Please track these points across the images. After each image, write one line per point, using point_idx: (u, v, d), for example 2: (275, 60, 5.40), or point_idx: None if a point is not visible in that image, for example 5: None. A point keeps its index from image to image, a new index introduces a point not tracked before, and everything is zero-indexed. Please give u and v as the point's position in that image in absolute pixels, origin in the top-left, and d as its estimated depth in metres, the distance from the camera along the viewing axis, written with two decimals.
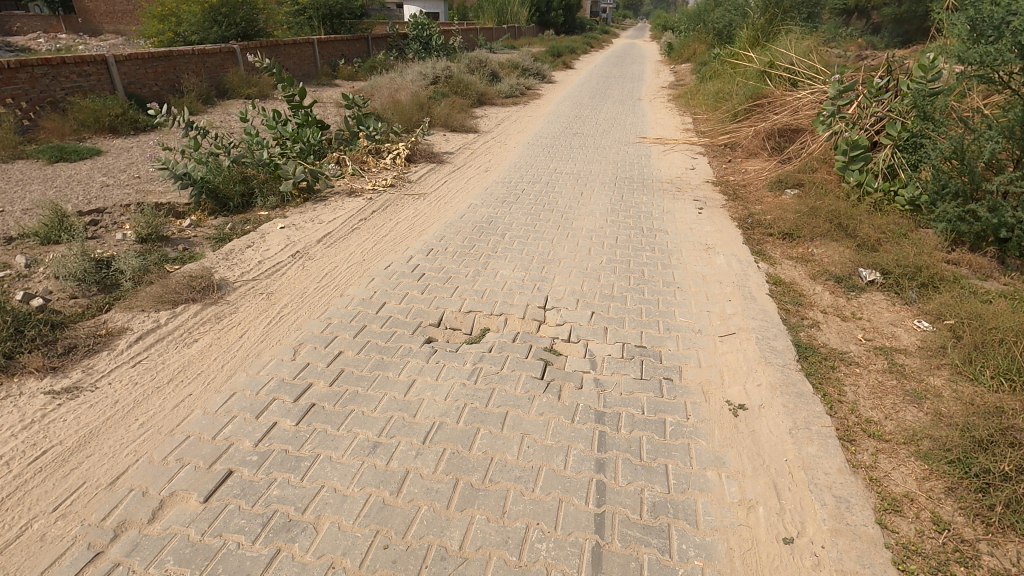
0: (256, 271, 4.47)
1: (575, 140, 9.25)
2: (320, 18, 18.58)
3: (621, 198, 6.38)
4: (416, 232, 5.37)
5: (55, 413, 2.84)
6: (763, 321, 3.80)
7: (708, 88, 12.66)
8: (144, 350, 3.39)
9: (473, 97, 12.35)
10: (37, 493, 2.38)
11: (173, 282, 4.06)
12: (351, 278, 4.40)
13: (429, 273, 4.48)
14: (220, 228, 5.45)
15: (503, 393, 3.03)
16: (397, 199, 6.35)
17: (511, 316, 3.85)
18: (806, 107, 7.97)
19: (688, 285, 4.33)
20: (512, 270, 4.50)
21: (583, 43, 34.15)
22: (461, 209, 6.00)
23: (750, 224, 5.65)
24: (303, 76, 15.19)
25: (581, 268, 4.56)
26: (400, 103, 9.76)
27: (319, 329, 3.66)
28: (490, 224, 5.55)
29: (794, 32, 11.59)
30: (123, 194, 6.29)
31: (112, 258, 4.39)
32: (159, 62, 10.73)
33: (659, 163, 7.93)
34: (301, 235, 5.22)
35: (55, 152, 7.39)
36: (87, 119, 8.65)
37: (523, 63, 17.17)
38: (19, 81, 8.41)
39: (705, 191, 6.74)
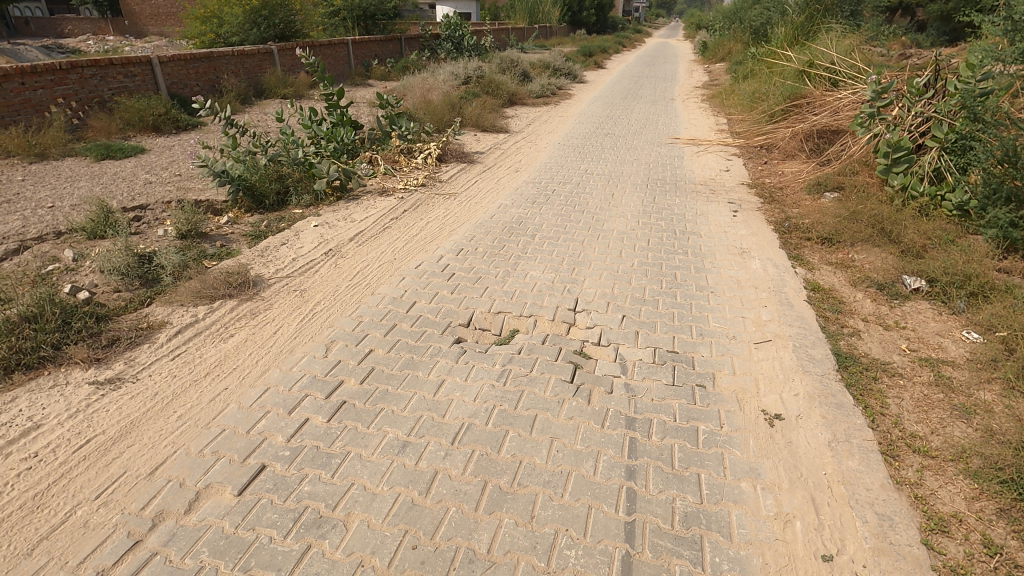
0: (290, 268, 4.55)
1: (606, 140, 9.17)
2: (354, 19, 18.89)
3: (653, 200, 6.28)
4: (446, 232, 5.39)
5: (99, 403, 2.94)
6: (800, 328, 3.68)
7: (743, 89, 12.41)
8: (182, 344, 3.49)
9: (504, 97, 12.36)
10: (81, 481, 2.46)
11: (211, 277, 4.16)
12: (382, 277, 4.43)
13: (460, 273, 4.48)
14: (256, 225, 5.57)
15: (532, 395, 3.01)
16: (428, 198, 6.39)
17: (541, 318, 3.83)
18: (847, 108, 7.73)
19: (722, 289, 4.23)
20: (542, 272, 4.48)
21: (613, 42, 33.85)
22: (492, 209, 6.00)
23: (787, 227, 5.50)
24: (337, 76, 15.46)
25: (612, 270, 4.51)
26: (432, 103, 9.84)
27: (351, 327, 3.70)
28: (520, 225, 5.53)
29: (835, 30, 11.27)
30: (165, 191, 6.49)
31: (154, 254, 4.53)
32: (201, 63, 11.05)
33: (692, 164, 7.80)
34: (334, 233, 5.29)
35: (102, 150, 7.69)
36: (132, 118, 8.95)
37: (554, 63, 17.11)
38: (70, 81, 8.75)
39: (740, 193, 6.59)
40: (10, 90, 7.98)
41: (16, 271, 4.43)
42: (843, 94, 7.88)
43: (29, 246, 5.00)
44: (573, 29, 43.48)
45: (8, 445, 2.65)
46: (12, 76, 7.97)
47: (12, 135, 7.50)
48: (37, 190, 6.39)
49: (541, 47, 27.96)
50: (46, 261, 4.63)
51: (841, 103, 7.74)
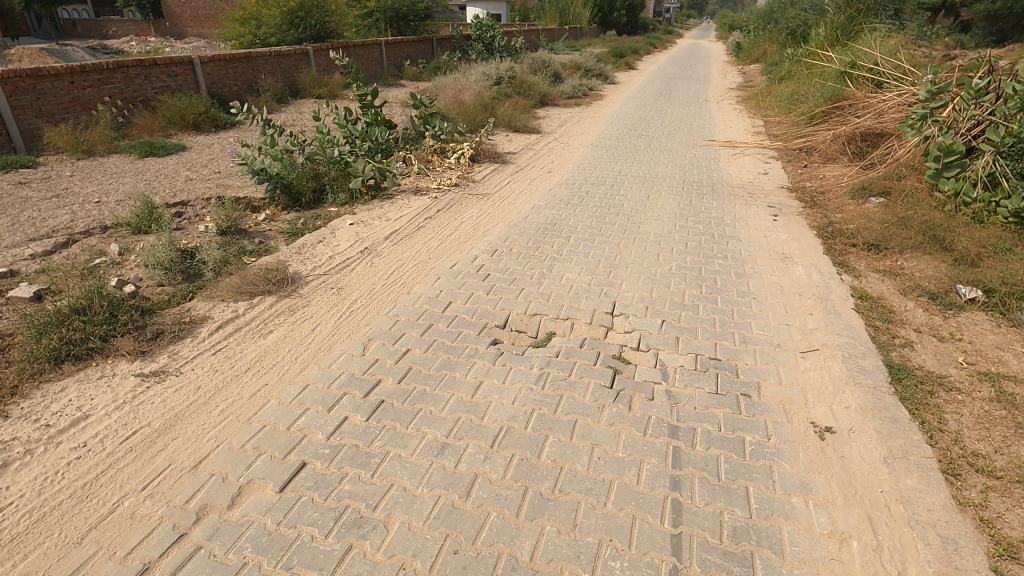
0: (327, 266, 4.58)
1: (640, 142, 9.05)
2: (386, 20, 19.08)
3: (690, 204, 6.15)
4: (481, 232, 5.37)
5: (145, 396, 2.99)
6: (849, 338, 3.54)
7: (781, 90, 12.10)
8: (223, 339, 3.53)
9: (536, 97, 12.32)
10: (128, 472, 2.50)
11: (251, 274, 4.21)
12: (417, 276, 4.43)
13: (495, 273, 4.46)
14: (293, 223, 5.64)
15: (572, 400, 2.96)
16: (462, 198, 6.38)
17: (578, 321, 3.77)
18: (893, 110, 7.46)
19: (765, 295, 4.11)
20: (578, 274, 4.42)
21: (644, 43, 33.44)
22: (525, 210, 5.96)
23: (830, 233, 5.33)
24: (370, 76, 15.64)
25: (650, 274, 4.43)
26: (465, 103, 9.86)
27: (387, 326, 3.70)
28: (554, 226, 5.48)
29: (879, 29, 10.90)
30: (205, 188, 6.62)
31: (196, 250, 4.62)
32: (240, 63, 11.30)
33: (729, 167, 7.63)
34: (369, 232, 5.32)
35: (145, 148, 7.90)
36: (174, 116, 9.17)
37: (586, 64, 16.98)
38: (117, 81, 9.01)
39: (780, 196, 6.41)
40: (60, 88, 8.25)
41: (66, 265, 4.56)
42: (889, 95, 7.61)
43: (78, 240, 5.16)
44: (603, 30, 43.27)
45: (58, 434, 2.71)
46: (63, 75, 8.24)
47: (62, 132, 7.75)
48: (85, 186, 6.60)
49: (571, 48, 27.86)
50: (93, 255, 4.77)
51: (886, 104, 7.47)
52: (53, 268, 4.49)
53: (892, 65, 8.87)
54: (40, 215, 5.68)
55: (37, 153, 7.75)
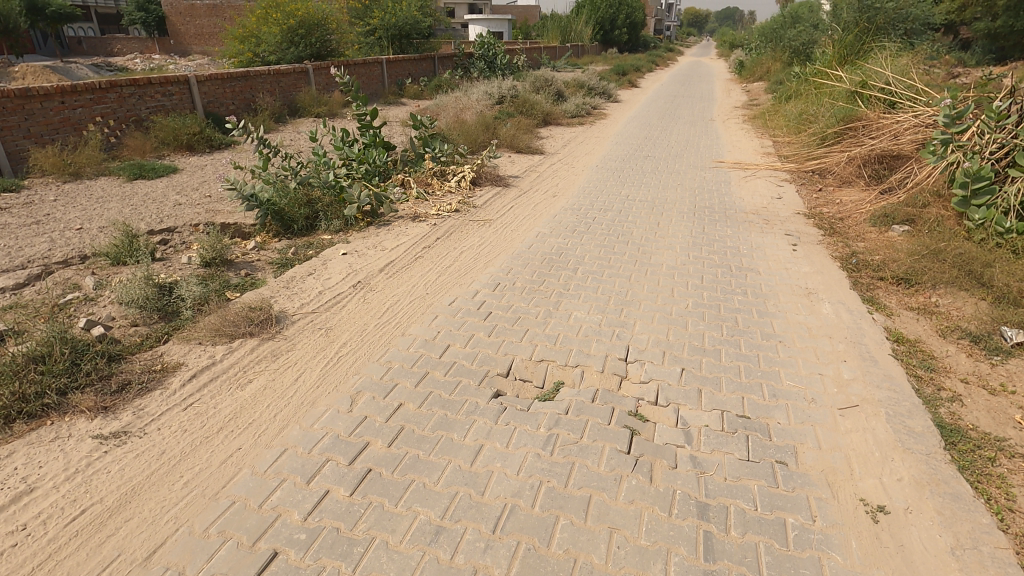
0: (315, 302, 4.25)
1: (647, 164, 8.76)
2: (389, 38, 18.97)
3: (704, 231, 5.84)
4: (482, 263, 5.05)
5: (100, 463, 2.65)
6: (891, 391, 3.18)
7: (788, 109, 11.84)
8: (196, 391, 3.19)
9: (539, 117, 12.08)
10: (69, 566, 2.14)
11: (232, 313, 3.89)
12: (413, 315, 4.10)
13: (497, 312, 4.12)
14: (283, 253, 5.34)
15: (585, 470, 2.60)
16: (462, 224, 6.07)
17: (589, 369, 3.43)
18: (909, 131, 7.17)
19: (791, 338, 3.76)
20: (588, 312, 4.08)
21: (646, 61, 33.39)
22: (529, 238, 5.64)
23: (855, 264, 5.00)
24: (371, 94, 15.48)
25: (665, 313, 4.09)
26: (466, 124, 9.62)
27: (378, 375, 3.35)
28: (560, 256, 5.16)
29: (888, 48, 10.66)
30: (194, 214, 6.35)
31: (175, 284, 4.30)
32: (237, 82, 11.12)
33: (741, 191, 7.33)
34: (363, 263, 4.99)
35: (135, 170, 7.62)
36: (167, 137, 8.92)
37: (589, 83, 16.81)
38: (109, 100, 8.79)
39: (797, 223, 6.09)
40: (50, 108, 8.02)
41: (35, 301, 4.24)
42: (905, 117, 7.33)
43: (52, 271, 4.84)
44: (605, 48, 43.49)
45: None
46: (53, 95, 8.01)
47: (48, 154, 7.49)
48: (68, 211, 6.31)
49: (573, 66, 27.84)
50: (67, 290, 4.45)
51: (901, 126, 7.19)
52: (21, 304, 4.17)
53: (904, 84, 8.68)
54: (16, 242, 5.38)
55: (23, 176, 7.48)
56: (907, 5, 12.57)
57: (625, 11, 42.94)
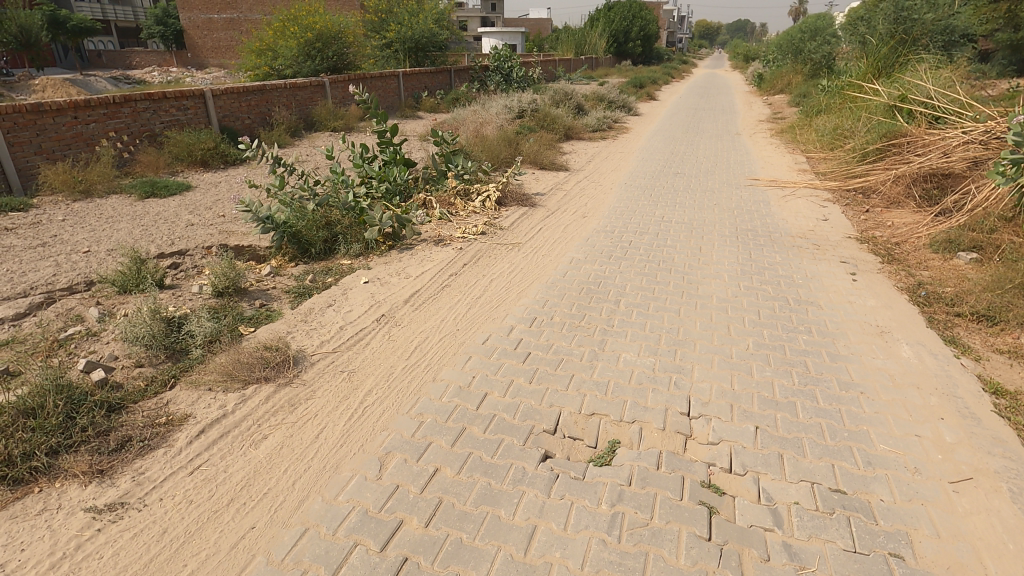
0: (336, 339, 3.87)
1: (678, 181, 8.36)
2: (405, 51, 18.82)
3: (751, 257, 5.41)
4: (515, 293, 4.66)
5: (93, 545, 2.27)
6: (1006, 460, 2.73)
7: (821, 123, 11.38)
8: (205, 450, 2.81)
9: (560, 131, 11.74)
10: None
11: (246, 353, 3.52)
12: (444, 355, 3.71)
13: (537, 353, 3.72)
14: (301, 280, 5.00)
15: (662, 564, 2.18)
16: (490, 248, 5.70)
17: (648, 426, 3.01)
18: (961, 148, 6.65)
19: (874, 389, 3.32)
20: (638, 354, 3.67)
21: (662, 74, 33.12)
22: (563, 264, 5.25)
23: (925, 297, 4.54)
24: (387, 108, 15.27)
25: (725, 356, 3.67)
26: (488, 139, 9.30)
27: (410, 432, 2.96)
28: (598, 286, 4.76)
29: (928, 60, 10.20)
30: (207, 236, 6.07)
31: (184, 319, 3.95)
32: (253, 96, 10.93)
33: (783, 212, 6.90)
34: (387, 293, 4.62)
35: (147, 188, 7.36)
36: (181, 152, 8.67)
37: (608, 96, 16.48)
38: (123, 115, 8.57)
39: (850, 249, 5.65)
40: (63, 123, 7.81)
41: (34, 334, 3.92)
42: (955, 132, 6.82)
43: (55, 299, 4.53)
44: (618, 60, 43.38)
45: None
46: (66, 110, 7.81)
47: (59, 171, 7.25)
48: (76, 232, 6.02)
49: (589, 78, 27.60)
50: (69, 322, 4.12)
51: (951, 142, 6.63)
52: (18, 338, 3.84)
53: (949, 98, 8.23)
54: (19, 266, 5.08)
55: (33, 193, 7.24)
56: (945, 17, 12.11)
57: (639, 24, 42.77)
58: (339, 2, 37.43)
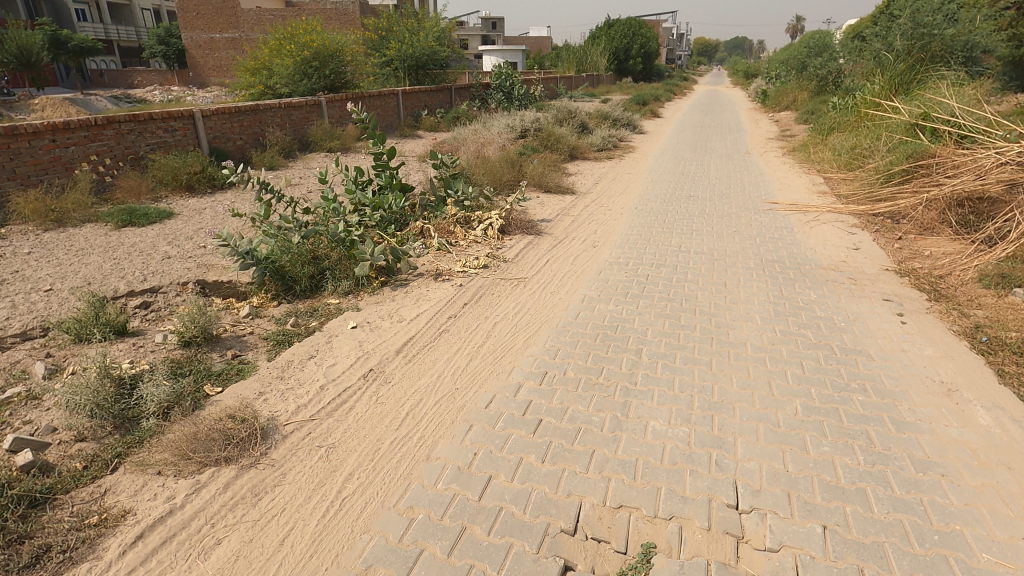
0: (315, 403, 3.32)
1: (692, 205, 7.86)
2: (405, 69, 18.51)
3: (782, 294, 4.88)
4: (522, 341, 4.12)
5: None
6: None
7: (837, 142, 10.92)
8: (141, 566, 2.25)
9: (565, 151, 11.29)
10: None
11: (206, 426, 2.97)
12: (441, 424, 3.16)
13: (549, 420, 3.17)
14: (281, 324, 4.48)
15: None
16: (493, 284, 5.17)
17: (690, 525, 2.45)
18: (996, 169, 6.06)
19: (958, 470, 2.76)
20: (669, 423, 3.12)
21: (664, 91, 32.86)
22: (575, 304, 4.72)
23: (988, 343, 3.98)
24: (386, 127, 14.87)
25: (772, 424, 3.11)
26: (490, 161, 8.83)
27: (397, 536, 2.40)
28: (615, 331, 4.21)
29: (950, 77, 9.74)
30: (184, 270, 5.57)
31: (140, 378, 3.41)
32: (246, 116, 10.52)
33: (809, 240, 6.38)
34: (377, 340, 4.09)
35: (125, 216, 6.88)
36: (165, 176, 8.21)
37: (612, 114, 16.09)
38: (106, 137, 8.14)
39: (891, 284, 5.11)
40: (40, 147, 7.38)
41: None
42: (987, 152, 6.24)
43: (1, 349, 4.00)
44: (619, 77, 43.27)
45: None
46: (43, 133, 7.37)
47: (31, 198, 6.78)
48: (40, 266, 5.52)
49: (590, 96, 27.32)
50: (10, 379, 3.59)
51: (986, 163, 6.11)
52: None
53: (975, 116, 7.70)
54: None
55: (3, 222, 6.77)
56: (964, 32, 11.68)
57: (638, 41, 42.75)
58: (340, 20, 37.50)
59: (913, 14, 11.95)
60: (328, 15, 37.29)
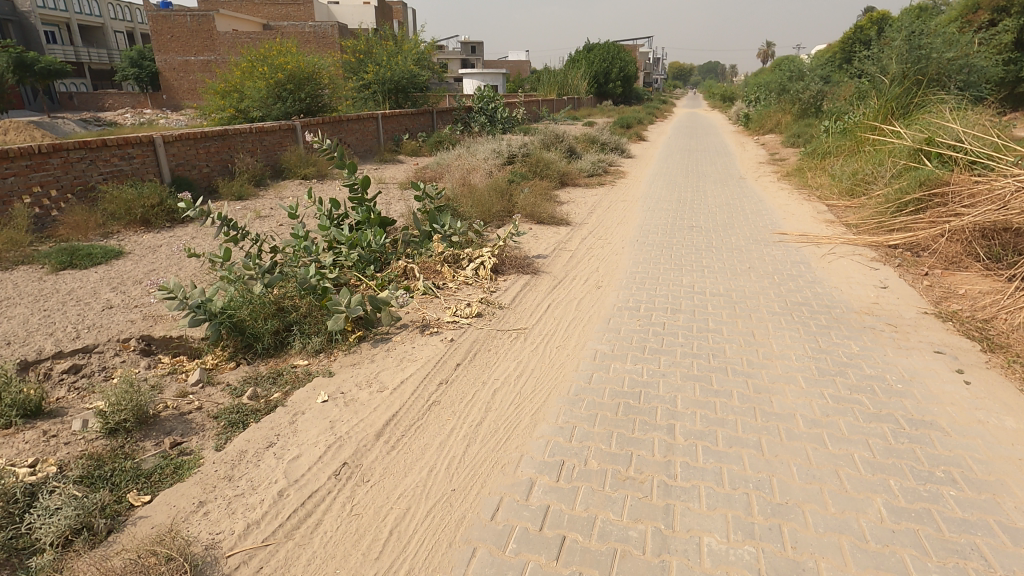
0: (269, 520, 2.56)
1: (697, 238, 7.31)
2: (384, 92, 17.95)
3: (820, 346, 4.27)
4: (529, 416, 3.41)
5: None
6: None
7: (836, 168, 10.57)
8: None
9: (555, 177, 10.74)
10: None
11: (117, 569, 2.20)
12: (435, 548, 2.43)
13: (576, 539, 2.46)
14: (237, 396, 3.72)
15: None
16: (489, 338, 4.48)
17: None
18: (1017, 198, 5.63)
19: None
20: (730, 540, 2.43)
21: (645, 113, 32.85)
22: (587, 364, 4.05)
23: None
24: (365, 152, 14.21)
25: (857, 538, 2.45)
26: (478, 190, 8.22)
27: None
28: (639, 401, 3.53)
29: (949, 101, 9.47)
30: (127, 324, 4.79)
31: (40, 490, 2.63)
32: (213, 142, 9.79)
33: (831, 277, 5.83)
34: (353, 419, 3.34)
35: (66, 256, 6.07)
36: (118, 210, 7.41)
37: (600, 138, 15.69)
38: (52, 166, 7.34)
39: (936, 331, 4.55)
40: None
41: None
42: (1005, 179, 5.83)
43: None
44: (599, 100, 43.42)
45: None
46: None
47: None
48: None
49: (572, 119, 27.06)
50: None
51: (1004, 191, 5.69)
52: None
53: (983, 141, 7.35)
54: None
55: None
56: (957, 56, 11.52)
57: (617, 64, 43.05)
58: (318, 43, 37.08)
59: (907, 38, 11.78)
60: (305, 38, 36.85)
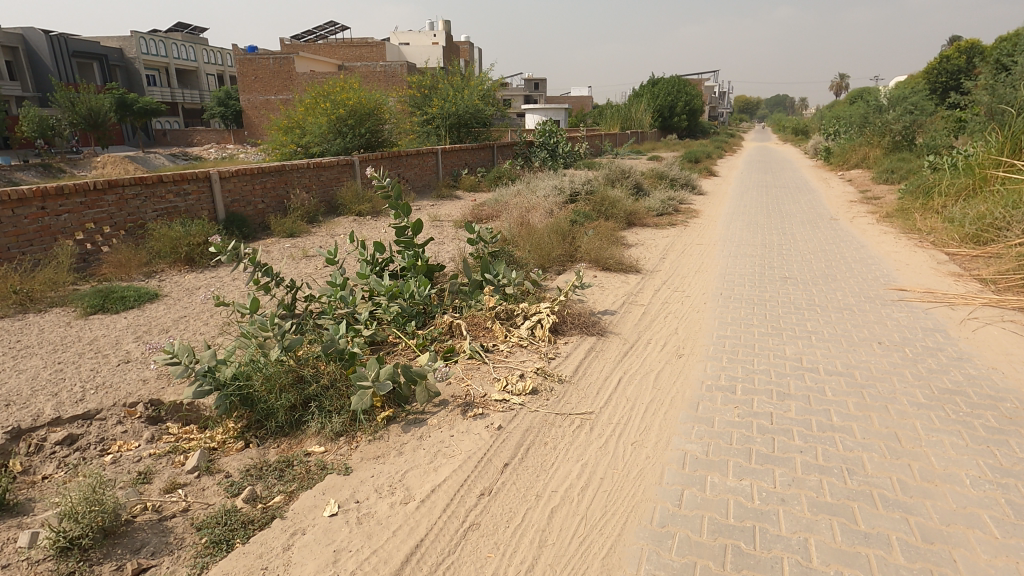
0: None
1: (794, 293, 6.18)
2: (446, 127, 17.78)
3: (1003, 466, 3.09)
4: (599, 561, 2.49)
5: None
6: None
7: (953, 209, 9.10)
8: None
9: (622, 217, 9.84)
10: None
11: None
12: None
13: None
14: (232, 497, 3.00)
15: None
16: (547, 425, 3.59)
17: None
18: None
19: None
20: None
21: (714, 147, 31.48)
22: (674, 475, 3.07)
23: None
24: (423, 187, 13.88)
25: None
26: (538, 232, 7.44)
27: None
28: (754, 546, 2.53)
29: None
30: (138, 384, 4.24)
31: None
32: (270, 177, 9.60)
33: (984, 354, 4.57)
34: (364, 552, 2.53)
35: (100, 299, 5.72)
36: (164, 249, 7.15)
37: (669, 173, 14.69)
38: (106, 203, 7.21)
39: None
40: (25, 216, 6.47)
41: None
42: None
43: None
44: (664, 134, 42.34)
45: None
46: (30, 200, 6.47)
47: None
48: None
49: (637, 153, 26.15)
50: None
51: None
52: None
53: None
54: None
55: None
56: None
57: (683, 98, 42.03)
58: (387, 81, 38.35)
59: None
60: (374, 76, 38.20)
